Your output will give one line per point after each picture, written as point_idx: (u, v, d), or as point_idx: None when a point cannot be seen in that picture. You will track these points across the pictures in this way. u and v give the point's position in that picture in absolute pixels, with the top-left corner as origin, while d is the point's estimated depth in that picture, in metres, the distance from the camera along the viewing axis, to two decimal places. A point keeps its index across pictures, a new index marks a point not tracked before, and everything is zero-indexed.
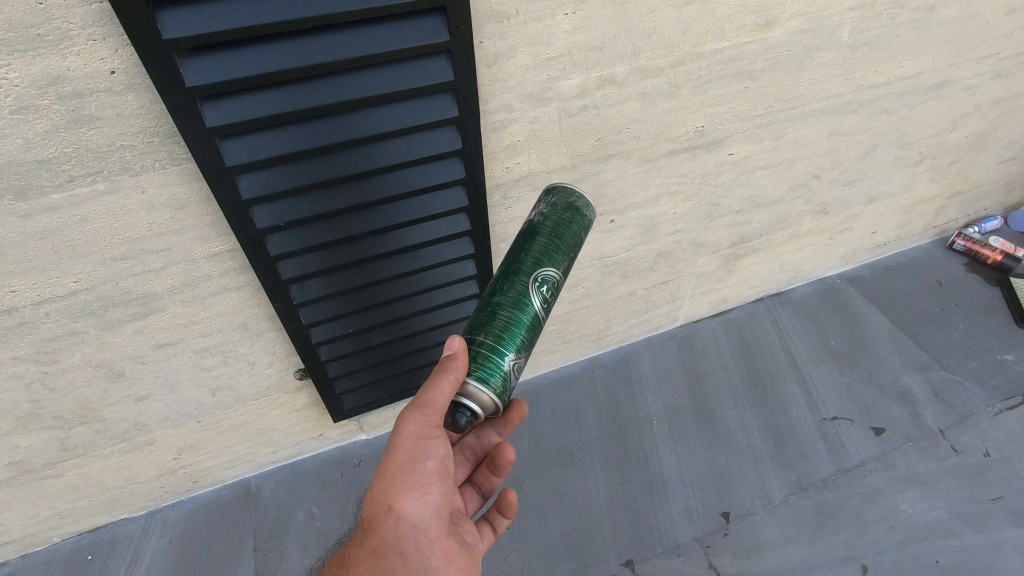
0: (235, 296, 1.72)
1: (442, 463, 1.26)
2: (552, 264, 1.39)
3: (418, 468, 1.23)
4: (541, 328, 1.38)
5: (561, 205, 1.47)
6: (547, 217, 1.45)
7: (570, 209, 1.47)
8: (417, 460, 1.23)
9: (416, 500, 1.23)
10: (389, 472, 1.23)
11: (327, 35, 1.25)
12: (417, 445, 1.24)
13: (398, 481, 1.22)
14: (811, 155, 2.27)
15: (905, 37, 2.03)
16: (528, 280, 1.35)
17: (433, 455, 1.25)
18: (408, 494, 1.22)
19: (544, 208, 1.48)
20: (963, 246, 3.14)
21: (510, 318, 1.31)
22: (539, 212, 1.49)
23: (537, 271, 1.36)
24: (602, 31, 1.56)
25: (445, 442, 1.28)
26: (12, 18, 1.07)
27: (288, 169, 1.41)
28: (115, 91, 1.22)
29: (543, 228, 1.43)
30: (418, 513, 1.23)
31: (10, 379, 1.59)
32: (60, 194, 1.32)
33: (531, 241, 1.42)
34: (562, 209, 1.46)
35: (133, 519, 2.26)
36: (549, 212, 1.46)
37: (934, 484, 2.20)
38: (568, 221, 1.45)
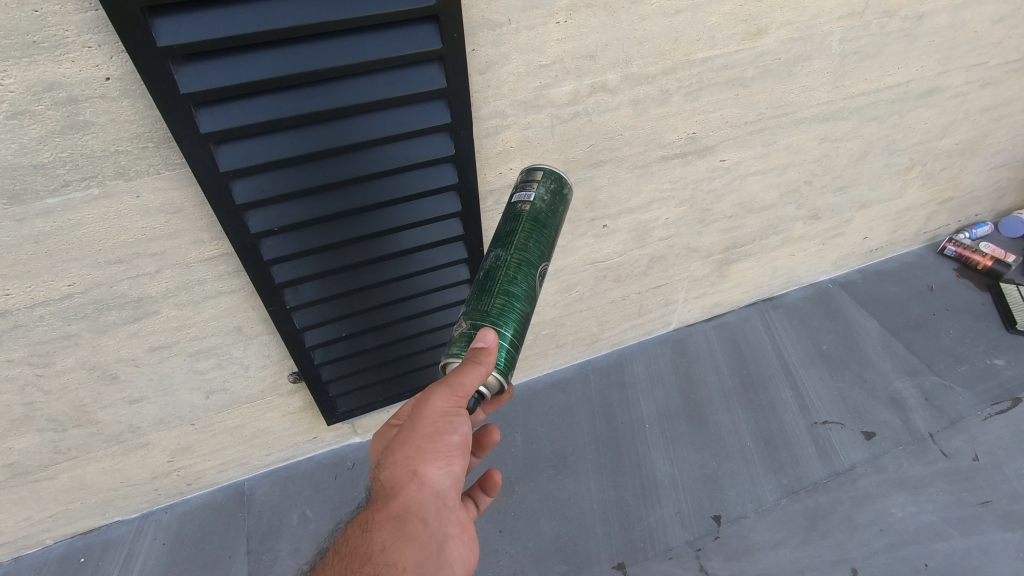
0: (230, 299, 1.73)
1: (467, 438, 1.23)
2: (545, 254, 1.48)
3: (444, 440, 1.19)
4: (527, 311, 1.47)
5: (556, 193, 1.53)
6: (545, 203, 1.50)
7: (561, 199, 1.55)
8: (445, 433, 1.19)
9: (441, 471, 1.19)
10: (414, 440, 1.18)
11: (320, 43, 1.27)
12: (446, 419, 1.19)
13: (424, 449, 1.17)
14: (803, 162, 2.29)
15: (894, 46, 2.06)
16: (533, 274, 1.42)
17: (459, 430, 1.21)
18: (433, 463, 1.18)
19: (544, 193, 1.51)
20: (954, 252, 3.16)
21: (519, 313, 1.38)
22: (536, 197, 1.49)
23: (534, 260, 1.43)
24: (594, 39, 1.57)
25: (469, 419, 1.24)
26: (8, 25, 1.08)
27: (282, 174, 1.43)
28: (110, 97, 1.23)
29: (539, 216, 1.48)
30: (440, 482, 1.19)
31: (4, 381, 1.59)
32: (55, 199, 1.33)
33: (531, 229, 1.45)
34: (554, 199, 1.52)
35: (126, 521, 2.26)
36: (545, 200, 1.50)
37: (924, 488, 2.22)
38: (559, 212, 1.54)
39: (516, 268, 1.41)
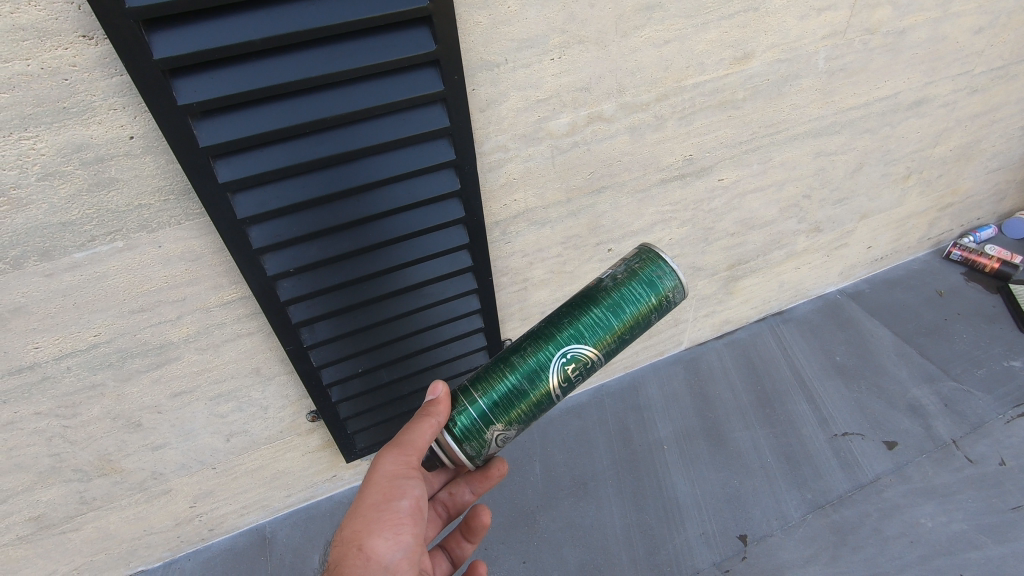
0: (248, 341, 1.77)
1: (416, 505, 1.34)
2: (598, 344, 1.44)
3: (392, 507, 1.31)
4: (547, 393, 1.43)
5: (647, 269, 1.49)
6: (629, 275, 1.48)
7: (661, 308, 1.51)
8: (392, 499, 1.32)
9: (389, 542, 1.28)
10: (361, 511, 1.31)
11: (329, 92, 1.34)
12: (393, 484, 1.34)
13: (370, 519, 1.29)
14: (800, 176, 2.34)
15: (879, 60, 2.13)
16: (561, 351, 1.42)
17: (408, 495, 1.33)
18: (379, 533, 1.28)
19: (635, 264, 1.51)
20: (960, 256, 3.18)
21: (525, 388, 1.41)
22: (635, 267, 1.50)
23: (570, 344, 1.42)
24: (588, 72, 1.65)
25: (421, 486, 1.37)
26: (40, 94, 1.16)
27: (296, 218, 1.49)
28: (133, 154, 1.31)
29: (599, 296, 1.46)
30: (389, 554, 1.27)
31: (32, 434, 1.63)
32: (82, 253, 1.39)
33: (605, 309, 1.45)
34: (644, 285, 1.47)
35: (150, 571, 2.26)
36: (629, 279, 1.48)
37: (952, 496, 2.18)
38: (649, 319, 1.50)
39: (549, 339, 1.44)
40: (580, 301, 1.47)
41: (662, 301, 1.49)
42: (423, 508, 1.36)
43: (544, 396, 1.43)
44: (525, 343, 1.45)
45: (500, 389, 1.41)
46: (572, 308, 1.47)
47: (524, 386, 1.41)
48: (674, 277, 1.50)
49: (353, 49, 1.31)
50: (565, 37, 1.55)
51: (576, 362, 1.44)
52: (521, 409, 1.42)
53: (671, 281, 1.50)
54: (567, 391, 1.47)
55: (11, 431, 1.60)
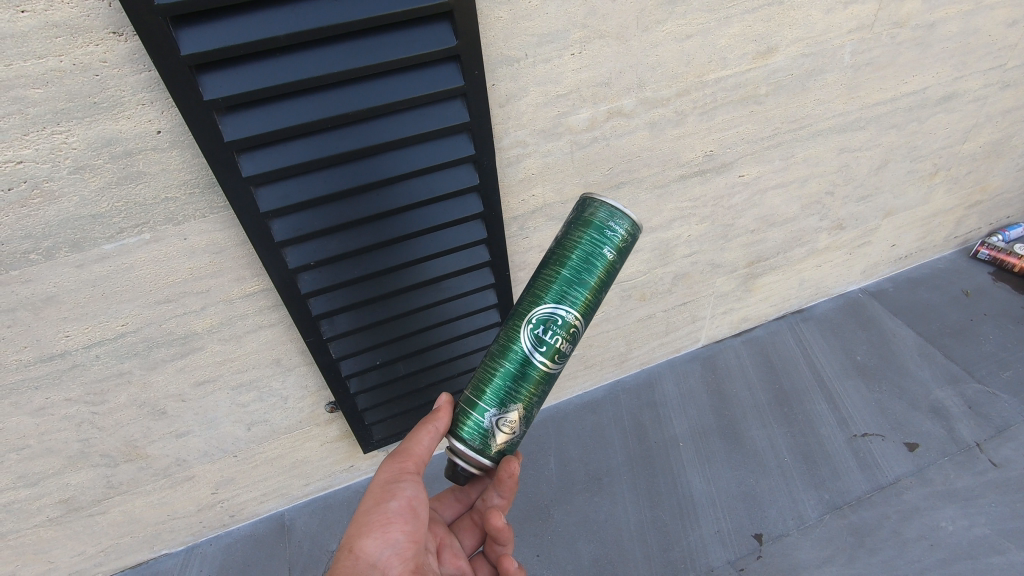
0: (269, 333, 1.80)
1: (409, 505, 1.39)
2: (571, 301, 1.37)
3: (383, 508, 1.36)
4: (536, 368, 1.39)
5: (585, 212, 1.40)
6: (570, 226, 1.41)
7: (617, 244, 1.39)
8: (383, 501, 1.37)
9: (377, 541, 1.31)
10: (356, 517, 1.37)
11: (351, 87, 1.35)
12: (385, 486, 1.40)
13: (362, 522, 1.35)
14: (823, 173, 2.30)
15: (907, 55, 2.08)
16: (524, 320, 1.39)
17: (399, 496, 1.38)
18: (369, 534, 1.32)
19: (574, 214, 1.43)
20: (988, 255, 3.10)
21: (503, 369, 1.39)
22: (572, 217, 1.43)
23: (533, 310, 1.39)
24: (608, 67, 1.64)
25: (414, 488, 1.42)
26: (72, 90, 1.19)
27: (318, 212, 1.51)
28: (160, 148, 1.33)
29: (552, 256, 1.41)
30: (378, 552, 1.30)
31: (62, 419, 1.68)
32: (111, 245, 1.43)
33: (556, 268, 1.39)
34: (584, 230, 1.38)
35: (173, 554, 2.32)
36: (571, 231, 1.41)
37: (974, 500, 2.15)
38: (607, 258, 1.38)
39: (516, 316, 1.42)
40: (539, 269, 1.43)
41: (611, 235, 1.38)
42: (418, 509, 1.40)
43: (525, 370, 1.38)
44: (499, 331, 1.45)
45: (484, 379, 1.41)
46: (532, 280, 1.44)
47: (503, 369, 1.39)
48: (612, 209, 1.38)
49: (375, 44, 1.32)
50: (586, 32, 1.55)
51: (546, 325, 1.37)
52: (508, 391, 1.38)
53: (611, 214, 1.38)
54: (552, 358, 1.39)
55: (43, 416, 1.65)
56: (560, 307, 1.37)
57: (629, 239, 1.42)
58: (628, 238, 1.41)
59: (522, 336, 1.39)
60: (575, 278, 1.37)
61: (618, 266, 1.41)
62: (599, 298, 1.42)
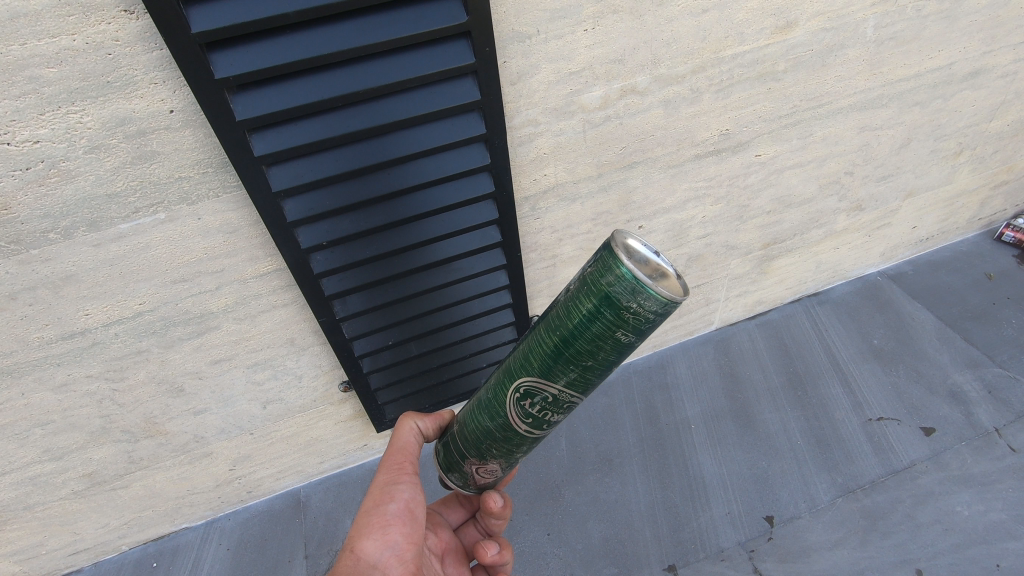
0: (283, 312, 1.82)
1: (406, 507, 1.40)
2: (562, 379, 1.20)
3: (381, 511, 1.38)
4: (519, 434, 1.34)
5: (601, 278, 1.07)
6: (581, 289, 1.11)
7: (634, 324, 1.07)
8: (381, 503, 1.39)
9: (377, 542, 1.32)
10: (357, 519, 1.38)
11: (362, 65, 1.35)
12: (382, 489, 1.43)
13: (362, 524, 1.36)
14: (842, 152, 2.25)
15: (934, 28, 2.01)
16: (510, 387, 1.29)
17: (397, 498, 1.40)
18: (368, 535, 1.33)
19: (591, 268, 1.10)
20: (1012, 237, 3.02)
21: (486, 426, 1.37)
22: (588, 270, 1.10)
23: (520, 382, 1.26)
24: (622, 43, 1.61)
25: (411, 490, 1.43)
26: (86, 69, 1.20)
27: (329, 191, 1.51)
28: (173, 128, 1.34)
29: (551, 318, 1.18)
30: (377, 554, 1.31)
31: (84, 396, 1.73)
32: (127, 224, 1.45)
33: (553, 337, 1.17)
34: (594, 301, 1.08)
35: (193, 528, 2.39)
36: (580, 294, 1.11)
37: (991, 485, 2.12)
38: (615, 339, 1.10)
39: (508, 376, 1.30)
40: (541, 325, 1.22)
41: (632, 310, 1.04)
42: (415, 510, 1.41)
43: (507, 433, 1.34)
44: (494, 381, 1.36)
45: (471, 426, 1.42)
46: (532, 335, 1.25)
47: (488, 424, 1.36)
48: (633, 282, 1.03)
49: (385, 21, 1.31)
50: (599, 7, 1.52)
51: (530, 399, 1.26)
52: (488, 446, 1.39)
53: (633, 289, 1.03)
54: (536, 426, 1.32)
55: (65, 392, 1.69)
56: (547, 384, 1.22)
57: (659, 315, 1.06)
58: (653, 314, 1.05)
59: (508, 402, 1.30)
60: (567, 359, 1.16)
61: (633, 344, 1.12)
62: (603, 372, 1.19)
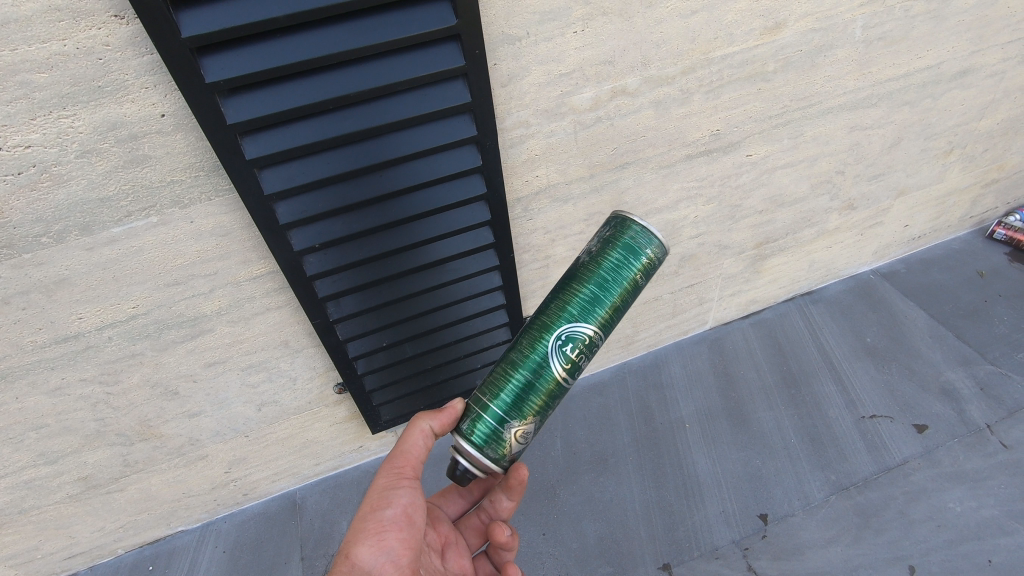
0: (277, 315, 1.83)
1: (403, 512, 1.41)
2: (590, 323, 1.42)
3: (377, 516, 1.38)
4: (555, 386, 1.43)
5: (610, 244, 1.47)
6: (591, 256, 1.48)
7: (646, 269, 1.48)
8: (378, 508, 1.40)
9: (371, 548, 1.32)
10: (354, 523, 1.39)
11: (352, 68, 1.35)
12: (381, 494, 1.43)
13: (359, 528, 1.37)
14: (833, 152, 2.27)
15: (921, 28, 2.03)
16: (554, 333, 1.42)
17: (394, 503, 1.41)
18: (364, 540, 1.34)
19: (595, 244, 1.50)
20: (1004, 235, 3.03)
21: (525, 380, 1.41)
22: (591, 247, 1.51)
23: (561, 326, 1.42)
24: (611, 45, 1.62)
25: (409, 495, 1.44)
26: (77, 73, 1.20)
27: (322, 194, 1.52)
28: (165, 132, 1.35)
29: (580, 272, 1.47)
30: (373, 559, 1.31)
31: (78, 399, 1.73)
32: (120, 228, 1.45)
33: (584, 285, 1.44)
34: (618, 251, 1.45)
35: (189, 531, 2.39)
36: (590, 263, 1.47)
37: (984, 481, 2.14)
38: (634, 281, 1.46)
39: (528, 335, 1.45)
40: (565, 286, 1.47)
41: (641, 262, 1.46)
42: (413, 515, 1.42)
43: (550, 382, 1.42)
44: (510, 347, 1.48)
45: (507, 385, 1.42)
46: (561, 292, 1.47)
47: (501, 388, 1.42)
48: (645, 234, 1.46)
49: (374, 24, 1.32)
50: (589, 9, 1.53)
51: (572, 342, 1.41)
52: (526, 402, 1.41)
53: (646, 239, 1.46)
54: (573, 372, 1.44)
55: (59, 396, 1.70)
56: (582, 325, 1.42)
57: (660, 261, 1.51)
58: (656, 261, 1.49)
59: (551, 350, 1.41)
60: (598, 299, 1.42)
61: (641, 289, 1.49)
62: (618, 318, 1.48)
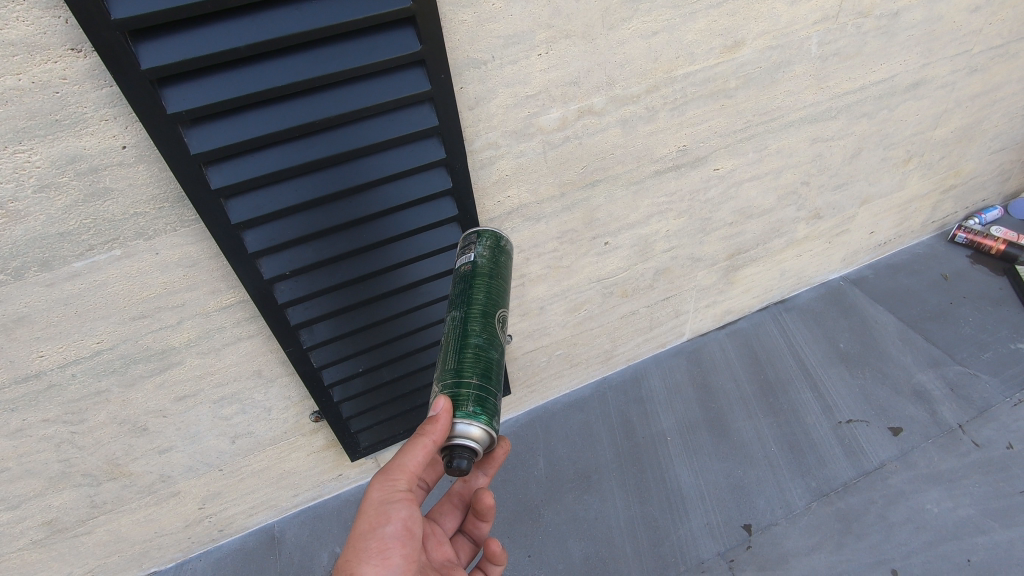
0: (248, 344, 1.79)
1: (405, 527, 1.25)
2: (500, 305, 1.52)
3: (379, 533, 1.22)
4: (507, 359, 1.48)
5: (496, 250, 1.61)
6: (487, 260, 1.56)
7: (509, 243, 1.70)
8: (377, 526, 1.22)
9: (377, 569, 1.19)
10: (352, 541, 1.22)
11: (316, 95, 1.35)
12: (380, 508, 1.25)
13: (359, 549, 1.21)
14: (797, 164, 2.33)
15: (874, 44, 2.10)
16: (496, 317, 1.49)
17: (395, 518, 1.24)
18: (368, 561, 1.19)
19: (483, 250, 1.58)
20: (965, 238, 3.12)
21: (493, 357, 1.41)
22: (476, 253, 1.57)
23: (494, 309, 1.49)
24: (576, 66, 1.65)
25: (411, 507, 1.28)
26: (32, 108, 1.18)
27: (289, 222, 1.50)
28: (126, 164, 1.33)
29: (475, 271, 1.53)
30: None
31: (41, 440, 1.67)
32: (82, 262, 1.42)
33: (485, 281, 1.52)
34: (497, 249, 1.61)
35: (163, 571, 2.30)
36: (490, 269, 1.55)
37: (958, 481, 2.17)
38: (508, 256, 1.65)
39: (478, 322, 1.44)
40: (467, 290, 1.50)
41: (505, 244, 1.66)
42: (415, 527, 1.27)
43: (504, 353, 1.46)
44: (463, 337, 1.41)
45: (485, 361, 1.38)
46: (469, 294, 1.49)
47: (479, 375, 1.35)
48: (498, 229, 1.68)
49: (338, 52, 1.32)
50: (552, 32, 1.55)
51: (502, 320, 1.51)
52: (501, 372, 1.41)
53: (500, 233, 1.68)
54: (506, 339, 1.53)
55: (20, 438, 1.63)
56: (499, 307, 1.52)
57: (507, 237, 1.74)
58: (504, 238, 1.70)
59: (495, 330, 1.46)
60: (497, 282, 1.55)
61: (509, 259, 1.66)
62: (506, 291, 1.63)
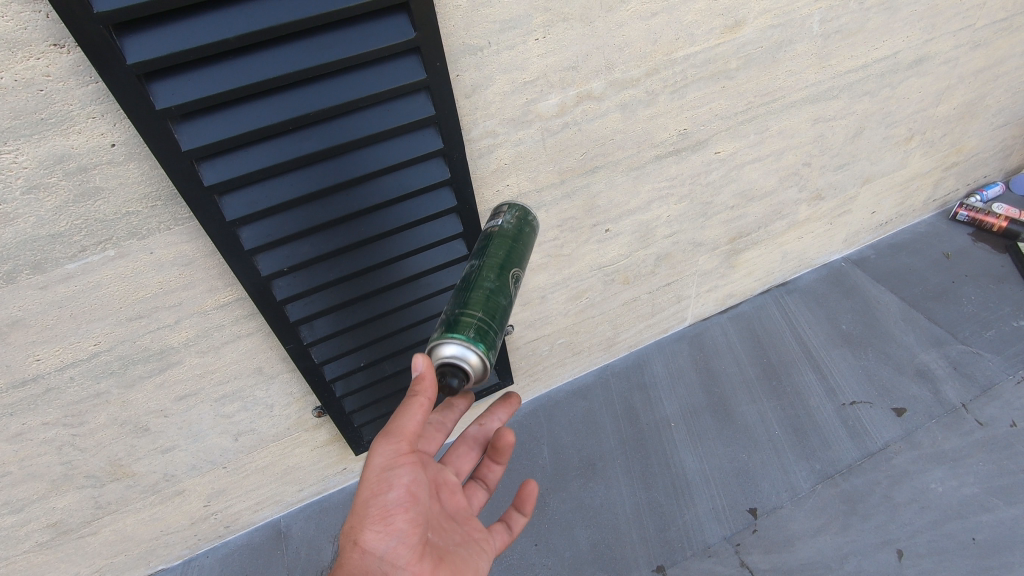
0: (248, 342, 1.77)
1: (409, 492, 1.24)
2: (515, 259, 1.54)
3: (380, 500, 1.22)
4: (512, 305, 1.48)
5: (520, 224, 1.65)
6: (510, 227, 1.60)
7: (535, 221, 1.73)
8: (379, 492, 1.22)
9: (381, 534, 1.19)
10: (354, 508, 1.22)
11: (309, 87, 1.32)
12: (383, 473, 1.23)
13: (362, 515, 1.20)
14: (799, 145, 2.29)
15: (876, 20, 2.06)
16: (504, 269, 1.51)
17: (397, 485, 1.23)
18: (371, 527, 1.20)
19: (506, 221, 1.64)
20: (966, 216, 3.10)
21: (491, 296, 1.43)
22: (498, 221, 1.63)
23: (505, 263, 1.51)
24: (574, 50, 1.61)
25: (414, 472, 1.27)
26: (16, 107, 1.14)
27: (286, 217, 1.47)
28: (116, 162, 1.29)
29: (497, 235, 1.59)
30: (384, 546, 1.20)
31: (42, 444, 1.65)
32: (75, 264, 1.39)
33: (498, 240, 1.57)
34: (521, 220, 1.64)
35: (171, 568, 2.31)
36: (512, 234, 1.59)
37: (962, 460, 2.18)
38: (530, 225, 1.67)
39: (492, 271, 1.48)
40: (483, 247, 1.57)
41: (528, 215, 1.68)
42: (418, 492, 1.26)
43: (506, 299, 1.47)
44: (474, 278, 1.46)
45: (482, 300, 1.40)
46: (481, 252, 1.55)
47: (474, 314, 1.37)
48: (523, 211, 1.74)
49: (330, 41, 1.28)
50: (549, 16, 1.51)
51: (513, 272, 1.52)
52: (499, 316, 1.42)
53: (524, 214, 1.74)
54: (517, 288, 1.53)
55: (21, 442, 1.62)
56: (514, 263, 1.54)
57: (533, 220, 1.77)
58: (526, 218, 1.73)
59: (501, 279, 1.48)
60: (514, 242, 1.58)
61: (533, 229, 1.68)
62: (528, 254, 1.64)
